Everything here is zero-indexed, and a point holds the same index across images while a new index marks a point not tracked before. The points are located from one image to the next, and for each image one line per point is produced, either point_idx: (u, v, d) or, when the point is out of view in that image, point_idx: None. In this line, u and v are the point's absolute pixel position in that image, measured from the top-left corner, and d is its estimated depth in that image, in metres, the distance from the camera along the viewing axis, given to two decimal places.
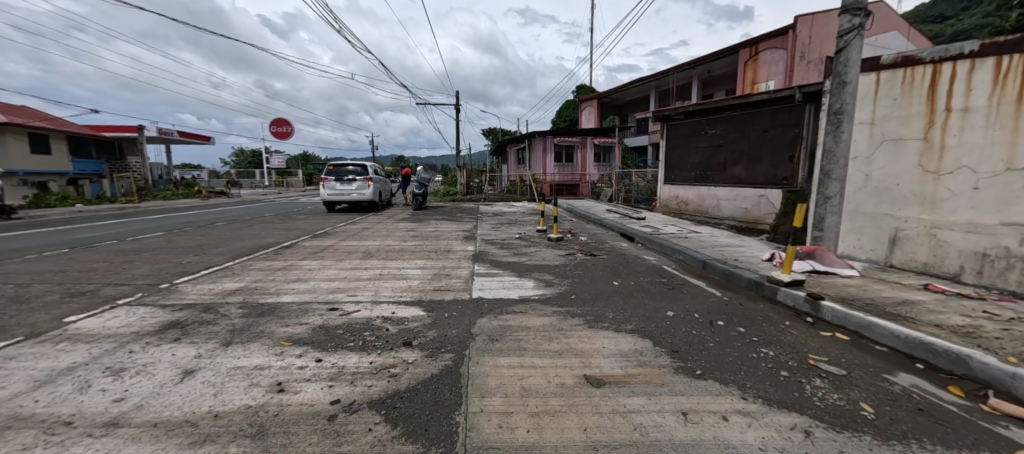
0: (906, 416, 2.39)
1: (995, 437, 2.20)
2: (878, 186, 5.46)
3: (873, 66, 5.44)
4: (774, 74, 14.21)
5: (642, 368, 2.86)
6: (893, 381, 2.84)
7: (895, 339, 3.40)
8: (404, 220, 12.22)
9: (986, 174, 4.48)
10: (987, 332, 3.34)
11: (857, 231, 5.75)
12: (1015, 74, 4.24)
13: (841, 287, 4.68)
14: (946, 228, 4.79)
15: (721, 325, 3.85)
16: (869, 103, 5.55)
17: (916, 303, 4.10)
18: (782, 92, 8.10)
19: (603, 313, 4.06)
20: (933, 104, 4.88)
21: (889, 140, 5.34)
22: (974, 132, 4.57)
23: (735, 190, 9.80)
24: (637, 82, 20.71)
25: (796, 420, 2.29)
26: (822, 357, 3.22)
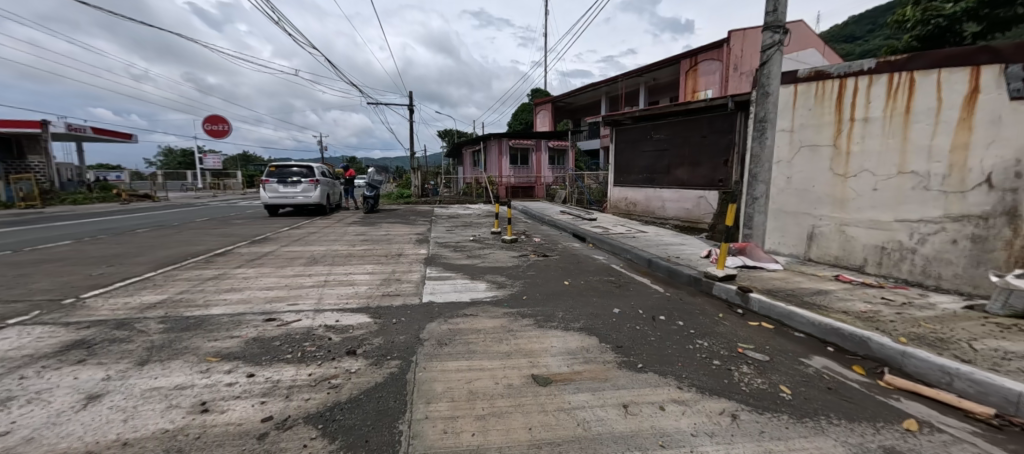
0: (817, 395, 2.65)
1: (889, 409, 2.52)
2: (797, 188, 6.03)
3: (791, 79, 6.01)
4: (712, 84, 15.19)
5: (589, 365, 2.94)
6: (808, 364, 3.14)
7: (811, 326, 3.76)
8: (354, 224, 11.72)
9: (882, 177, 5.08)
10: (884, 316, 3.79)
11: (781, 229, 6.32)
12: (903, 89, 4.86)
13: (767, 280, 5.11)
14: (853, 225, 5.38)
15: (662, 319, 4.07)
16: (789, 112, 6.11)
17: (828, 292, 4.56)
18: (717, 100, 8.70)
19: (552, 313, 4.14)
20: (841, 114, 5.47)
21: (805, 146, 5.92)
22: (873, 140, 5.17)
23: (679, 192, 10.38)
24: (589, 86, 21.34)
25: (724, 405, 2.46)
26: (749, 345, 3.49)
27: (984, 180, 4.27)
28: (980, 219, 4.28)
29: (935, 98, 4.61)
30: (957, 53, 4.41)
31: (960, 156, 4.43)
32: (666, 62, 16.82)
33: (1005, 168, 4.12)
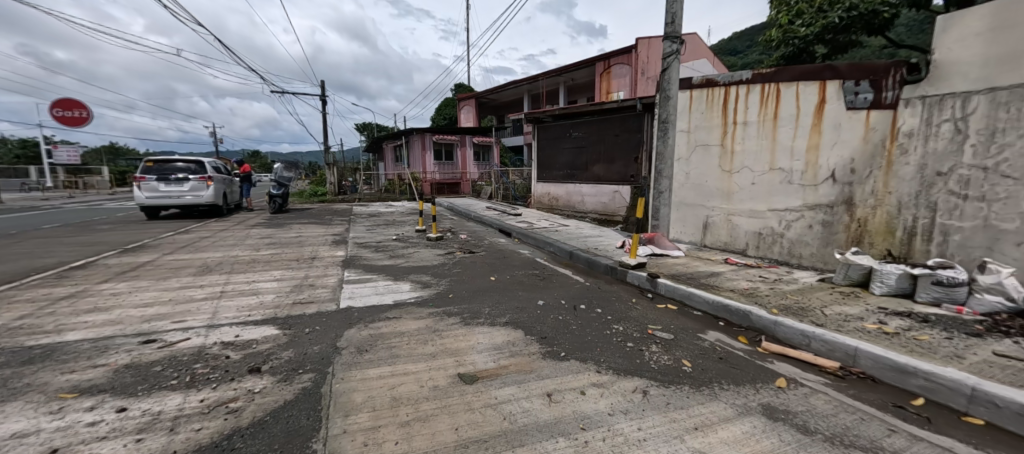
0: (712, 365, 3.01)
1: (765, 371, 2.95)
2: (694, 182, 6.76)
3: (687, 85, 6.70)
4: (623, 86, 16.32)
5: (514, 359, 3.00)
6: (704, 339, 3.55)
7: (706, 304, 4.27)
8: (258, 226, 10.53)
9: (758, 173, 5.91)
10: (761, 292, 4.43)
11: (682, 219, 7.05)
12: (773, 98, 5.69)
13: (671, 266, 5.67)
14: (738, 215, 6.19)
15: (582, 308, 4.30)
16: (686, 115, 6.81)
17: (719, 274, 5.21)
18: (627, 102, 9.39)
19: (479, 309, 4.14)
20: (726, 118, 6.25)
21: (700, 146, 6.66)
22: (751, 141, 5.98)
23: (596, 187, 11.02)
24: (511, 84, 21.64)
25: (637, 383, 2.68)
26: (657, 326, 3.85)
27: (830, 175, 5.18)
28: (828, 208, 5.19)
29: (795, 107, 5.47)
30: (809, 69, 5.27)
31: (813, 155, 5.32)
32: (582, 64, 17.70)
33: (844, 166, 5.05)
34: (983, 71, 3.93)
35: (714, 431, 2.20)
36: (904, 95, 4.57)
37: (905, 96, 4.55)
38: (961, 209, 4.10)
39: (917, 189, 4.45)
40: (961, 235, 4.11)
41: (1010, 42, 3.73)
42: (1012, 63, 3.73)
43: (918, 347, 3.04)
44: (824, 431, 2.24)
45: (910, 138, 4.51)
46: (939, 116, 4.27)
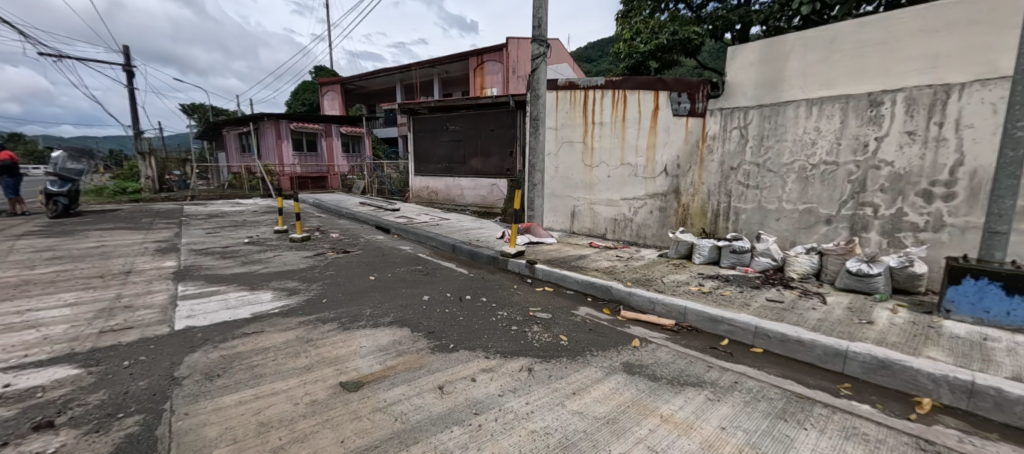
0: (584, 337, 3.41)
1: (625, 335, 3.48)
2: (562, 175, 7.46)
3: (553, 86, 7.30)
4: (497, 83, 16.92)
5: (402, 357, 2.91)
6: (577, 314, 4.00)
7: (577, 284, 4.79)
8: (31, 236, 7.80)
9: (613, 167, 6.81)
10: (618, 269, 5.16)
11: (553, 209, 7.71)
12: (622, 102, 6.59)
13: (546, 252, 6.17)
14: (598, 204, 7.05)
15: (468, 299, 4.38)
16: (553, 113, 7.42)
17: (586, 257, 5.88)
18: (501, 98, 9.78)
19: (359, 311, 3.87)
20: (586, 118, 7.02)
21: (566, 142, 7.35)
22: (606, 139, 6.84)
23: (475, 180, 11.23)
24: (381, 71, 20.33)
25: (522, 362, 2.88)
26: (537, 308, 4.17)
27: (663, 169, 6.28)
28: (663, 196, 6.30)
29: (637, 111, 6.44)
30: (646, 80, 6.24)
31: (651, 153, 6.36)
32: (456, 57, 17.66)
33: (673, 162, 6.17)
34: (755, 92, 5.26)
35: (588, 392, 2.51)
36: (710, 107, 5.79)
37: (710, 108, 5.77)
38: (746, 194, 5.44)
39: (719, 180, 5.73)
40: (746, 214, 5.46)
41: (771, 72, 5.08)
42: (773, 88, 5.09)
43: (723, 300, 3.96)
44: (667, 376, 2.77)
45: (715, 140, 5.76)
46: (731, 124, 5.56)
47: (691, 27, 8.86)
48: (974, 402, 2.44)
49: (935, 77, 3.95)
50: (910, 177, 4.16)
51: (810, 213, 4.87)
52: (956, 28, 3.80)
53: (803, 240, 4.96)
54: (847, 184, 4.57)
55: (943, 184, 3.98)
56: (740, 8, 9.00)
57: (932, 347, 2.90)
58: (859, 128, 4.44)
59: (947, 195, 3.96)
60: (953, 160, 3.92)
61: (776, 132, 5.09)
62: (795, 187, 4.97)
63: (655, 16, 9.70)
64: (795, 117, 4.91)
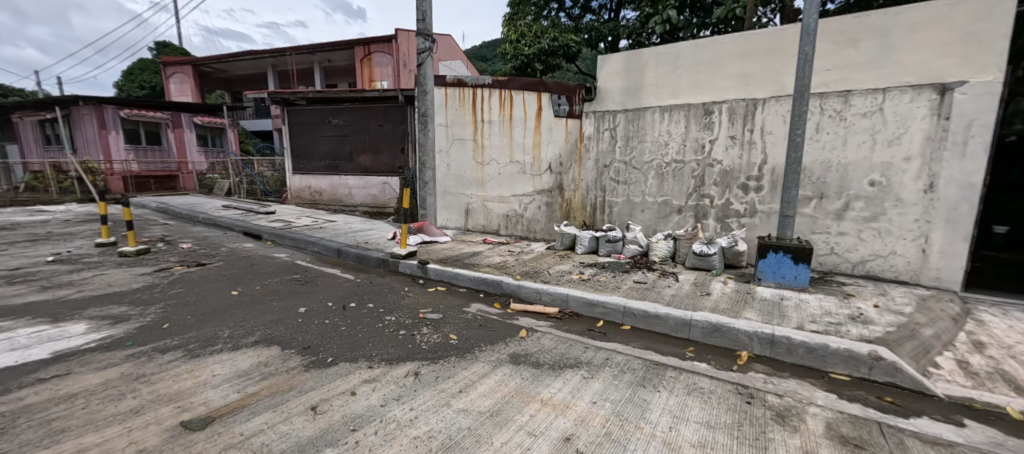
0: (473, 334, 3.45)
1: (512, 328, 3.61)
2: (454, 173, 7.43)
3: (442, 82, 7.21)
4: (387, 76, 15.93)
5: (268, 380, 2.57)
6: (468, 312, 4.02)
7: (469, 281, 4.82)
8: None
9: (502, 165, 7.00)
10: (510, 264, 5.35)
11: (447, 207, 7.65)
12: (508, 102, 6.79)
13: (439, 251, 6.08)
14: (490, 200, 7.20)
15: (353, 306, 4.09)
16: (443, 110, 7.33)
17: (479, 253, 5.96)
18: (389, 92, 9.29)
19: (215, 334, 3.32)
20: (476, 116, 7.08)
21: (456, 139, 7.33)
22: (495, 137, 6.99)
23: (364, 178, 10.49)
24: (246, 54, 17.64)
25: (408, 368, 2.78)
26: (428, 309, 4.09)
27: (548, 167, 6.65)
28: (548, 192, 6.69)
29: (523, 111, 6.70)
30: (530, 81, 6.53)
31: (537, 151, 6.68)
32: (340, 45, 16.18)
33: (556, 160, 6.57)
34: (621, 98, 5.90)
35: (474, 388, 2.54)
36: (585, 109, 6.31)
37: (586, 110, 6.29)
38: (617, 189, 6.09)
39: (595, 176, 6.32)
40: (618, 207, 6.11)
41: (633, 80, 5.75)
42: (634, 95, 5.76)
43: (599, 286, 4.38)
44: (549, 362, 2.95)
45: (590, 141, 6.32)
46: (603, 126, 6.15)
47: (569, 35, 9.54)
48: (774, 349, 3.11)
49: (747, 93, 4.92)
50: (733, 173, 5.11)
51: (666, 204, 5.66)
52: (760, 54, 4.80)
53: (662, 228, 5.75)
54: (691, 179, 5.42)
55: (755, 179, 4.98)
56: (610, 22, 9.98)
57: (748, 310, 3.62)
58: (698, 132, 5.30)
59: (758, 187, 4.97)
60: (760, 159, 4.92)
61: (638, 134, 5.79)
62: (654, 182, 5.73)
63: (537, 22, 10.21)
64: (652, 121, 5.64)
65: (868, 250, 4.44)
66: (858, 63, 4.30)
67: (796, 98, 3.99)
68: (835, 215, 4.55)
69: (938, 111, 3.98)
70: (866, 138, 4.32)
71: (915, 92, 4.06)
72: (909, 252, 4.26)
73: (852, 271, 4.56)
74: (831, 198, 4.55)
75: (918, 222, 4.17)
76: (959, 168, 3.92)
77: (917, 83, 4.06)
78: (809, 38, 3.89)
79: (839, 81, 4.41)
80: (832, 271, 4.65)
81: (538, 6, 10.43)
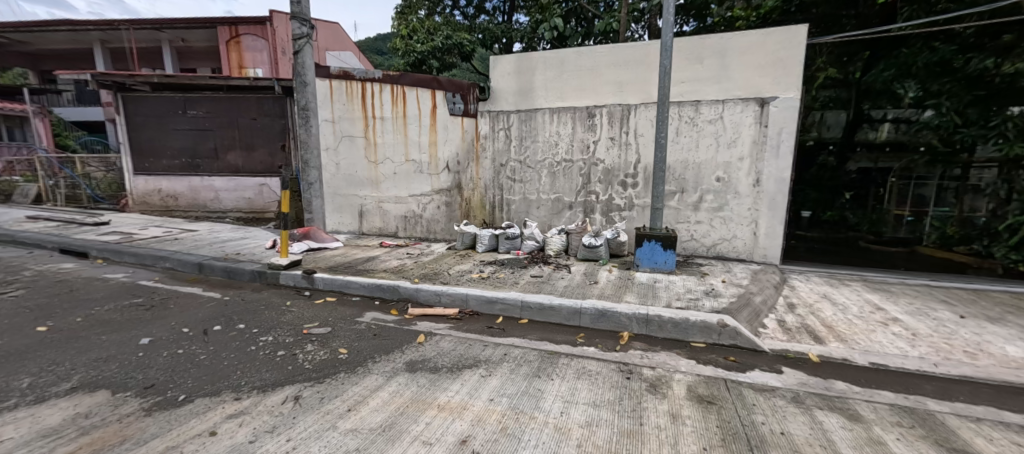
0: (366, 345, 3.23)
1: (409, 334, 3.47)
2: (344, 173, 6.88)
3: (325, 73, 6.60)
4: (261, 63, 13.63)
5: (89, 435, 2.05)
6: (361, 322, 3.75)
7: (362, 288, 4.51)
8: None
9: (397, 164, 6.69)
10: (408, 267, 5.15)
11: (337, 210, 7.06)
12: (400, 98, 6.49)
13: (329, 259, 5.58)
14: (385, 201, 6.84)
15: (218, 329, 3.51)
16: (328, 104, 6.73)
17: (375, 258, 5.61)
18: (262, 81, 8.11)
19: (7, 386, 2.54)
20: (366, 112, 6.64)
21: (345, 136, 6.79)
22: (388, 135, 6.64)
23: (234, 180, 9.06)
24: (58, 24, 13.89)
25: (287, 392, 2.48)
26: (314, 323, 3.71)
27: (445, 166, 6.53)
28: (447, 192, 6.58)
29: (416, 108, 6.45)
30: (422, 78, 6.32)
31: (433, 150, 6.51)
32: (196, 22, 13.35)
33: (453, 159, 6.48)
34: (514, 99, 6.07)
35: (365, 404, 2.37)
36: (480, 109, 6.34)
37: (481, 110, 6.33)
38: (513, 188, 6.27)
39: (493, 175, 6.41)
40: (515, 205, 6.30)
41: (524, 82, 5.96)
42: (526, 97, 5.99)
43: (498, 282, 4.47)
44: (446, 365, 2.90)
45: (486, 140, 6.38)
46: (498, 126, 6.26)
47: (462, 34, 9.56)
48: (648, 327, 3.51)
49: (621, 99, 5.47)
50: (614, 171, 5.64)
51: (558, 201, 6.01)
52: (631, 65, 5.37)
53: (555, 223, 6.10)
54: (579, 177, 5.84)
55: (631, 176, 5.57)
56: (503, 25, 10.26)
57: (628, 294, 4.04)
58: (583, 133, 5.73)
59: (634, 183, 5.57)
60: (635, 159, 5.52)
61: (531, 134, 6.03)
62: (547, 180, 6.04)
63: (430, 18, 9.99)
64: (543, 122, 5.92)
65: (717, 235, 5.30)
66: (703, 78, 5.09)
67: (659, 105, 4.54)
68: (693, 206, 5.33)
69: (760, 120, 4.91)
70: (713, 142, 5.13)
71: (745, 104, 4.95)
72: (745, 235, 5.19)
73: (706, 253, 5.39)
74: (689, 192, 5.32)
75: (751, 210, 5.10)
76: (775, 166, 4.91)
77: (745, 97, 4.95)
78: (667, 53, 4.46)
79: (692, 92, 5.15)
80: (693, 255, 5.45)
81: (431, 2, 10.26)
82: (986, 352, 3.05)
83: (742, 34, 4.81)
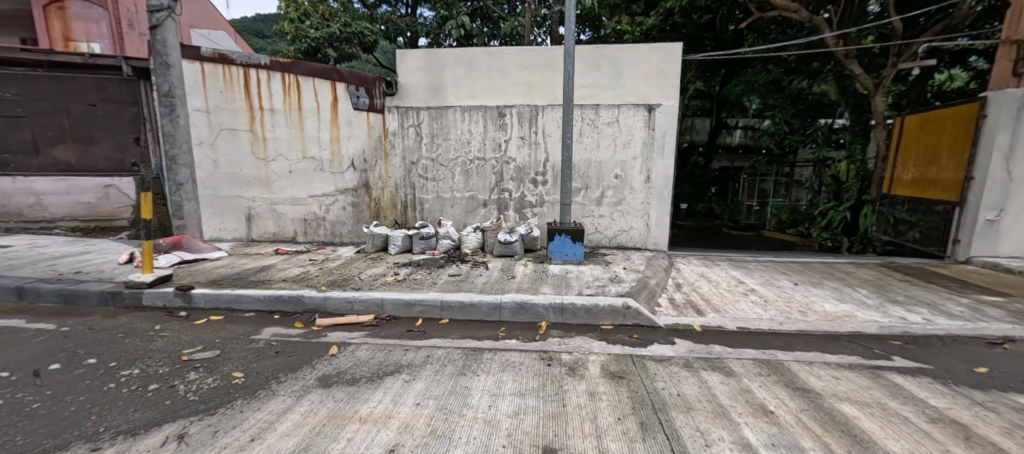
0: (267, 365, 2.89)
1: (319, 348, 3.19)
2: (225, 171, 5.99)
3: (195, 55, 5.66)
4: None
5: None
6: (258, 340, 3.34)
7: (257, 302, 4.00)
8: None
9: (293, 161, 6.04)
10: (311, 274, 4.70)
11: (218, 215, 6.13)
12: (292, 88, 5.85)
13: (211, 271, 4.82)
14: (279, 203, 6.13)
15: (56, 369, 2.80)
16: (200, 91, 5.79)
17: (270, 267, 5.01)
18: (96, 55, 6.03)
19: None
20: (250, 102, 5.86)
21: (224, 129, 5.91)
22: (280, 129, 5.96)
23: (64, 181, 6.62)
24: None
25: (168, 431, 2.10)
26: (196, 347, 3.18)
27: (350, 164, 6.08)
28: (353, 191, 6.14)
29: (314, 100, 5.89)
30: (319, 67, 5.78)
31: (336, 146, 6.02)
32: None
33: (358, 156, 6.06)
34: (424, 95, 5.90)
35: (272, 430, 2.12)
36: (387, 104, 5.99)
37: (388, 105, 5.99)
38: (426, 186, 6.11)
39: (403, 174, 6.14)
40: (428, 204, 6.15)
41: (434, 79, 5.83)
42: (437, 94, 5.87)
43: (415, 284, 4.35)
44: (365, 374, 2.74)
45: (395, 137, 6.07)
46: (407, 122, 6.00)
47: (363, 23, 8.92)
48: (563, 315, 3.75)
49: (529, 100, 5.71)
50: (525, 169, 5.86)
51: (472, 199, 6.04)
52: (537, 67, 5.62)
53: (470, 221, 6.13)
54: (492, 175, 5.94)
55: (541, 174, 5.85)
56: (407, 17, 9.82)
57: (543, 285, 4.25)
58: (494, 132, 5.83)
59: (544, 181, 5.86)
60: (544, 157, 5.80)
61: (442, 132, 5.94)
62: (460, 178, 6.02)
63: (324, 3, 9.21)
64: (455, 120, 5.88)
65: (617, 226, 5.85)
66: (601, 84, 5.56)
67: (564, 107, 4.84)
68: (596, 201, 5.81)
69: (648, 124, 5.54)
70: (611, 142, 5.65)
71: (636, 109, 5.54)
72: (640, 226, 5.82)
73: (609, 243, 5.92)
74: (593, 188, 5.78)
75: (643, 204, 5.74)
76: (662, 165, 5.59)
77: (636, 102, 5.54)
78: (570, 59, 4.77)
79: (591, 96, 5.60)
80: (598, 246, 5.94)
81: None
82: (813, 310, 3.90)
83: (632, 46, 5.37)
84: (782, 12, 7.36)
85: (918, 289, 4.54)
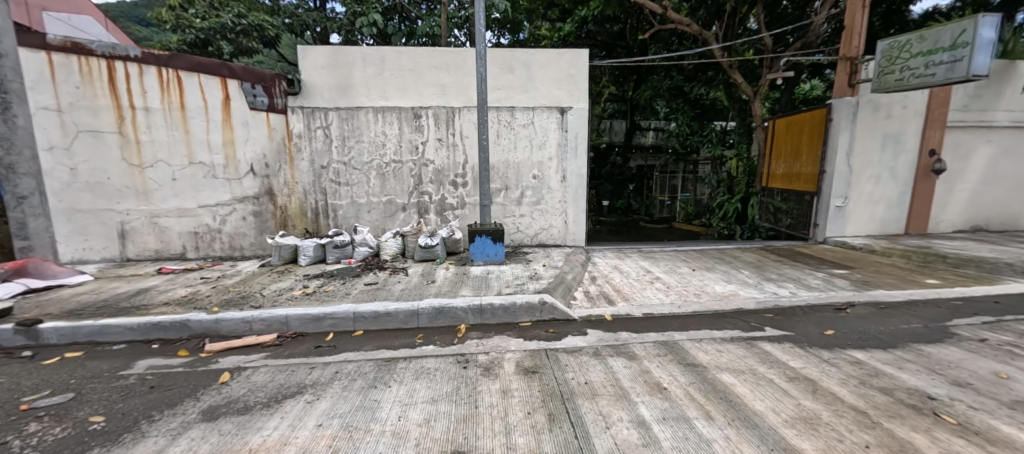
0: (137, 403, 2.50)
1: (205, 377, 2.83)
2: (87, 180, 5.09)
3: (39, 43, 4.73)
4: None
5: None
6: (128, 375, 2.88)
7: (129, 331, 3.46)
8: None
9: (177, 167, 5.33)
10: (202, 294, 4.17)
11: (80, 232, 5.19)
12: (172, 85, 5.15)
13: (69, 299, 4.06)
14: (161, 215, 5.37)
15: None
16: (47, 86, 4.85)
17: (149, 289, 4.36)
18: None
19: None
20: (117, 99, 5.05)
21: (83, 131, 5.01)
22: (158, 130, 5.22)
23: None
24: None
25: None
26: (40, 393, 2.64)
27: (248, 169, 5.52)
28: (254, 199, 5.58)
29: (200, 99, 5.24)
30: (205, 62, 5.15)
31: (230, 150, 5.42)
32: None
33: (258, 161, 5.52)
34: (331, 95, 5.53)
35: None
36: (290, 104, 5.50)
37: (291, 105, 5.50)
38: (338, 192, 5.75)
39: (312, 179, 5.70)
40: (342, 210, 5.79)
41: (341, 78, 5.50)
42: (345, 95, 5.54)
43: (325, 296, 4.06)
44: (260, 400, 2.50)
45: (301, 139, 5.60)
46: (314, 123, 5.58)
47: (261, 14, 8.12)
48: (482, 316, 3.76)
49: (444, 101, 5.64)
50: (443, 171, 5.79)
51: (390, 203, 5.82)
52: (451, 68, 5.59)
53: (389, 226, 5.89)
54: (410, 178, 5.77)
55: (461, 176, 5.82)
56: (314, 12, 9.18)
57: (463, 288, 4.23)
58: (411, 134, 5.68)
59: (464, 183, 5.84)
60: (462, 159, 5.78)
61: (354, 134, 5.63)
62: (376, 182, 5.76)
63: None
64: (367, 121, 5.61)
65: (537, 225, 6.02)
66: (515, 87, 5.67)
67: (479, 109, 4.86)
68: (516, 201, 5.92)
69: (562, 127, 5.78)
70: (527, 144, 5.79)
71: (549, 112, 5.75)
72: (559, 224, 6.05)
73: (530, 242, 6.07)
74: (512, 189, 5.88)
75: (561, 202, 5.97)
76: (575, 165, 5.87)
77: (549, 105, 5.75)
78: (483, 62, 4.79)
79: (506, 98, 5.69)
80: (520, 245, 6.06)
81: None
82: (705, 292, 4.37)
83: (542, 51, 5.57)
84: (677, 25, 8.07)
85: (788, 268, 5.30)
